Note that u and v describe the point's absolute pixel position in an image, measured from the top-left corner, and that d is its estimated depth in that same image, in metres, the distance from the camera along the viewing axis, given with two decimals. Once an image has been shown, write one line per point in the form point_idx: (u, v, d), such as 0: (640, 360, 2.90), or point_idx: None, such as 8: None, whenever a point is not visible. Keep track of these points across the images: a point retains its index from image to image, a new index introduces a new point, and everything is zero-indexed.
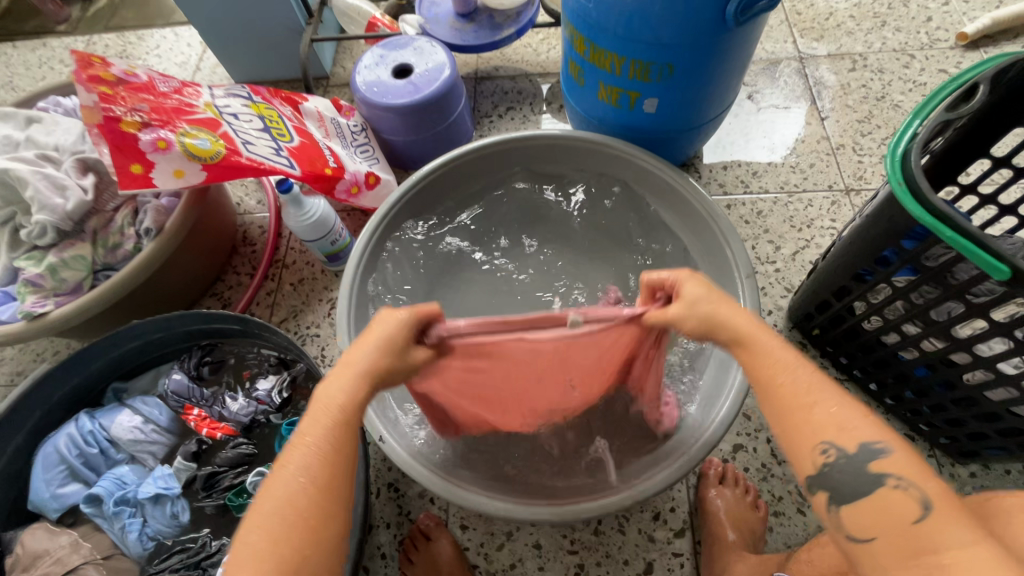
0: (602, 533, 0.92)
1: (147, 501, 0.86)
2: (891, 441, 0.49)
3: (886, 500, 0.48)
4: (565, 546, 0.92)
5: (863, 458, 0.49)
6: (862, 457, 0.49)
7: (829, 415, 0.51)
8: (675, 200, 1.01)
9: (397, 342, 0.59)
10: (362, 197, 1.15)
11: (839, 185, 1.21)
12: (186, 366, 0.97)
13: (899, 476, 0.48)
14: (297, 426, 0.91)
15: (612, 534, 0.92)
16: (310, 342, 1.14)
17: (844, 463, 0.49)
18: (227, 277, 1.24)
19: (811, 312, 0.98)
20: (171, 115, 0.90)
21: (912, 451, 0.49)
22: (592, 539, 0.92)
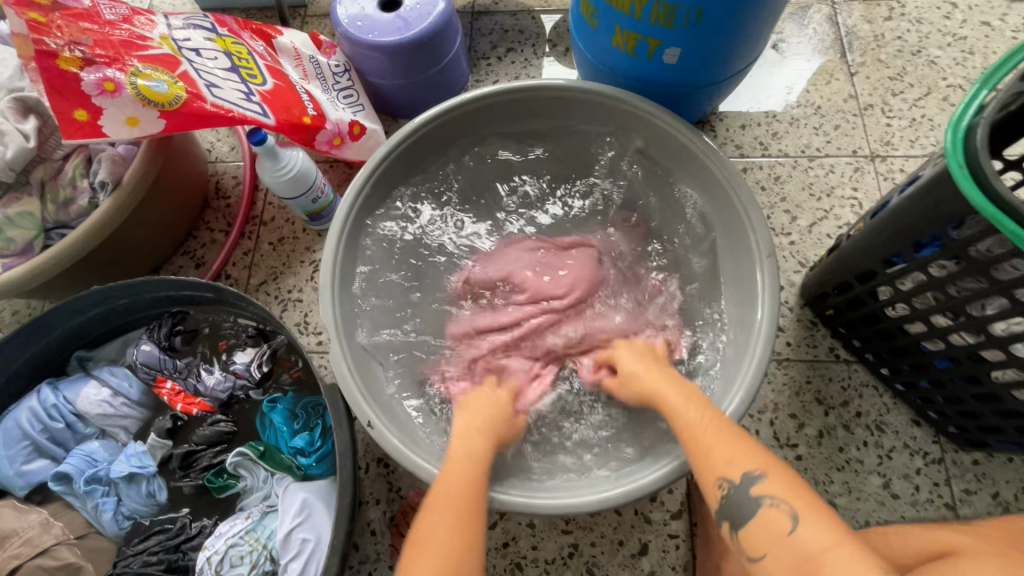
0: (598, 514, 0.90)
1: (121, 480, 0.82)
2: (768, 469, 0.59)
3: (765, 519, 0.56)
4: (559, 526, 0.90)
5: (745, 485, 0.59)
6: (744, 485, 0.59)
7: (724, 453, 0.63)
8: (690, 165, 0.92)
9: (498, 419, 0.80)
10: (346, 148, 1.03)
11: (865, 150, 1.12)
12: (156, 336, 0.89)
13: (776, 497, 0.56)
14: (280, 404, 0.85)
15: (608, 514, 0.90)
16: (292, 308, 1.07)
17: (735, 495, 0.59)
18: (199, 233, 1.14)
19: (827, 292, 0.92)
20: (119, 49, 0.77)
21: (786, 479, 0.58)
22: (587, 519, 0.90)
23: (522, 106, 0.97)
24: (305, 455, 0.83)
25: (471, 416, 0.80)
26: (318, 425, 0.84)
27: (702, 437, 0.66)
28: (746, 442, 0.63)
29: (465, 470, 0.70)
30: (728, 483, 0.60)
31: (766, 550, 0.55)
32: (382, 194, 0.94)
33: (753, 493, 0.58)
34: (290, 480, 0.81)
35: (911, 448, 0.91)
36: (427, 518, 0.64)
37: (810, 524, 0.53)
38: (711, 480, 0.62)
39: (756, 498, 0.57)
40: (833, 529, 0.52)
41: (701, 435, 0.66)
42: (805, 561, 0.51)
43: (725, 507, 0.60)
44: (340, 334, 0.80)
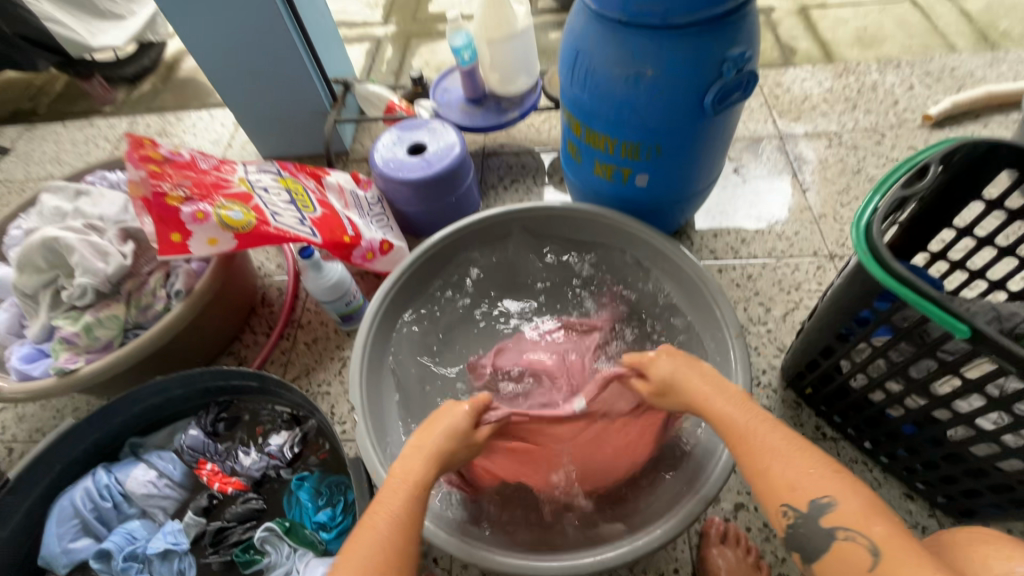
0: None
1: (155, 557, 0.88)
2: (839, 496, 0.59)
3: (843, 552, 0.57)
4: None
5: (814, 515, 0.59)
6: (813, 515, 0.59)
7: (803, 475, 0.62)
8: (665, 266, 1.08)
9: (458, 429, 0.79)
10: (376, 261, 1.23)
11: (824, 251, 1.28)
12: (203, 421, 1.01)
13: (847, 529, 0.57)
14: (307, 481, 0.94)
15: None
16: (320, 400, 1.18)
17: (805, 523, 0.60)
18: (244, 336, 1.30)
19: (802, 371, 1.02)
20: (210, 189, 1.00)
21: (854, 502, 0.58)
22: None
23: (535, 223, 1.17)
24: (327, 530, 0.89)
25: (427, 431, 0.78)
26: (340, 501, 0.91)
27: (755, 443, 0.66)
28: (813, 454, 0.64)
29: (400, 495, 0.69)
30: (792, 511, 0.61)
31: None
32: (410, 295, 1.13)
33: (822, 524, 0.59)
34: (312, 556, 0.87)
35: (909, 522, 0.94)
36: (346, 561, 0.61)
37: (910, 560, 0.53)
38: (773, 506, 0.63)
39: (829, 530, 0.58)
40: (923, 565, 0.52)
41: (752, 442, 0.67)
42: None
43: (793, 535, 0.61)
44: (365, 413, 0.91)
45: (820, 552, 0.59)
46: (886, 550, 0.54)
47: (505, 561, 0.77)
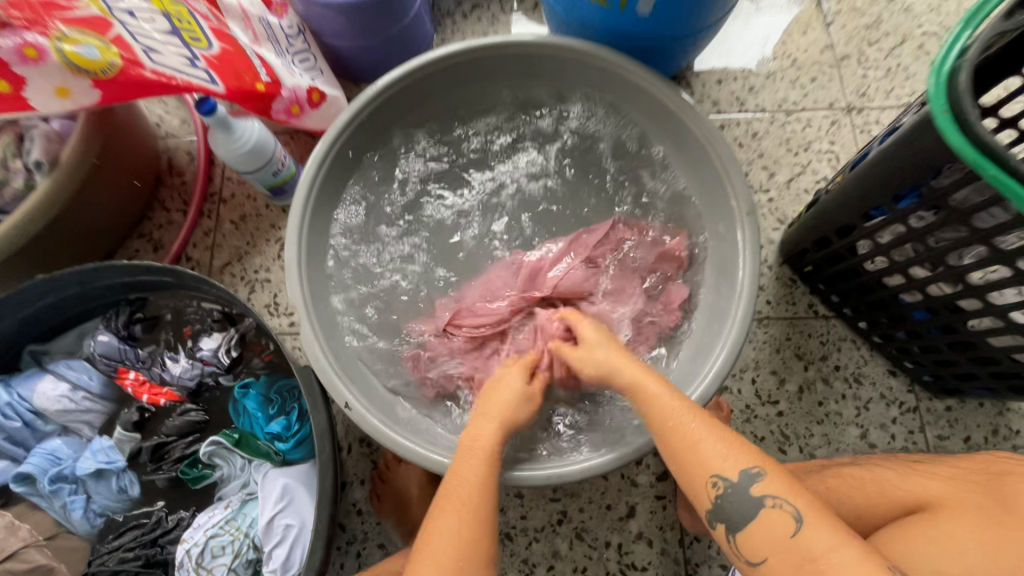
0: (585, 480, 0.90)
1: (89, 476, 0.79)
2: (767, 467, 0.58)
3: (766, 520, 0.56)
4: (547, 495, 0.90)
5: (745, 485, 0.57)
6: (744, 485, 0.57)
7: (713, 452, 0.60)
8: (665, 123, 0.88)
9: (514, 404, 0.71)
10: (304, 116, 0.98)
11: (841, 102, 1.09)
12: (114, 325, 0.84)
13: (775, 496, 0.56)
14: (252, 389, 0.82)
15: (595, 480, 0.90)
16: (260, 289, 1.02)
17: (733, 494, 0.58)
18: (154, 214, 1.08)
19: (806, 249, 0.92)
20: (37, 6, 0.65)
21: (780, 470, 0.58)
22: (574, 486, 0.90)
23: (514, 64, 0.91)
24: (283, 440, 0.80)
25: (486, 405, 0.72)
26: (294, 409, 0.81)
27: (687, 430, 0.62)
28: (732, 436, 0.61)
29: (483, 428, 0.69)
30: (723, 482, 0.58)
31: (770, 553, 0.55)
32: (357, 150, 0.89)
33: (753, 493, 0.57)
34: (269, 467, 0.79)
35: (888, 398, 0.93)
36: (464, 468, 0.66)
37: (814, 526, 0.53)
38: (702, 477, 0.59)
39: (758, 498, 0.57)
40: (833, 529, 0.53)
41: (685, 424, 0.62)
42: (808, 561, 0.52)
43: (720, 506, 0.58)
44: (309, 314, 0.76)
45: (748, 519, 0.57)
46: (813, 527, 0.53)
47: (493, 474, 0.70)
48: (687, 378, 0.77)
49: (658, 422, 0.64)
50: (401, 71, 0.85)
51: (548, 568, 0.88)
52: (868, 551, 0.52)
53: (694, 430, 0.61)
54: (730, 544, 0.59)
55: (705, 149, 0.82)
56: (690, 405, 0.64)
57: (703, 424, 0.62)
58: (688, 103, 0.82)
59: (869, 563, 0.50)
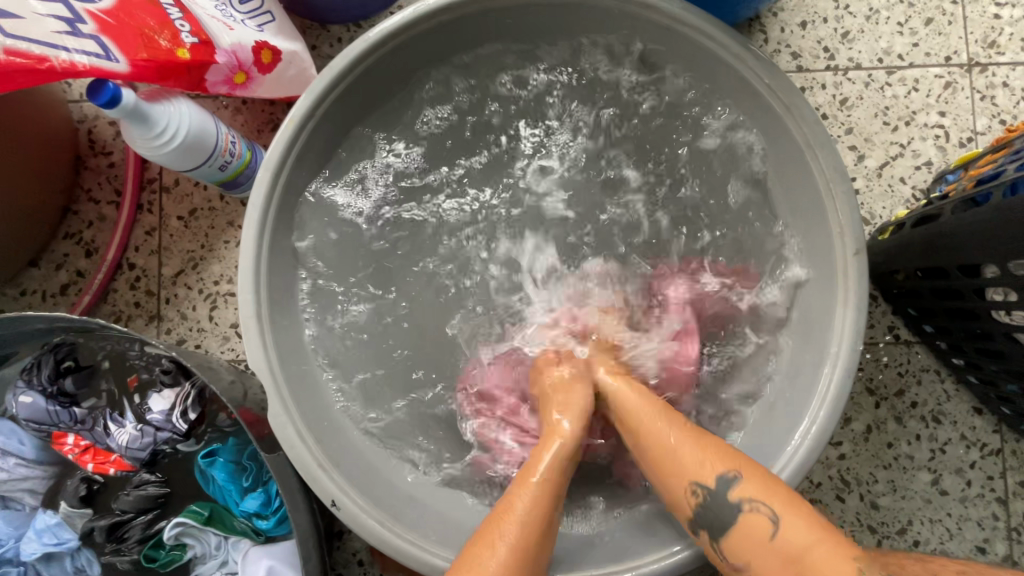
0: None
1: (37, 559, 0.67)
2: (742, 471, 0.51)
3: (744, 526, 0.48)
4: None
5: (721, 490, 0.50)
6: (720, 490, 0.50)
7: (691, 456, 0.53)
8: (748, 109, 0.64)
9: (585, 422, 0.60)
10: (255, 85, 0.72)
11: (961, 57, 0.84)
12: (37, 381, 0.67)
13: (752, 498, 0.49)
14: (220, 457, 0.67)
15: None
16: (223, 305, 0.84)
17: (712, 502, 0.51)
18: (81, 207, 0.87)
19: (904, 271, 0.73)
20: None
21: (760, 475, 0.50)
22: None
23: (533, 21, 0.67)
24: (262, 517, 0.67)
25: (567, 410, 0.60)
26: (272, 481, 0.67)
27: (657, 425, 0.56)
28: (706, 435, 0.55)
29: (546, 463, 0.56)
30: (702, 491, 0.51)
31: (750, 556, 0.48)
32: (327, 143, 0.66)
33: (730, 498, 0.50)
34: (248, 544, 0.67)
35: (968, 439, 0.80)
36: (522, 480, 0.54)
37: (797, 521, 0.47)
38: (680, 484, 0.53)
39: (735, 501, 0.49)
40: (817, 528, 0.46)
41: (655, 425, 0.56)
42: (790, 562, 0.45)
43: (700, 516, 0.51)
44: (279, 384, 0.59)
45: (727, 523, 0.49)
46: (795, 535, 0.46)
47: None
48: (758, 451, 0.62)
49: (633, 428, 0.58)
50: (381, 31, 0.61)
51: None
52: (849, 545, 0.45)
53: (664, 429, 0.56)
54: (716, 552, 0.51)
55: (799, 147, 0.61)
56: (659, 404, 0.58)
57: (681, 427, 0.56)
58: (782, 84, 0.60)
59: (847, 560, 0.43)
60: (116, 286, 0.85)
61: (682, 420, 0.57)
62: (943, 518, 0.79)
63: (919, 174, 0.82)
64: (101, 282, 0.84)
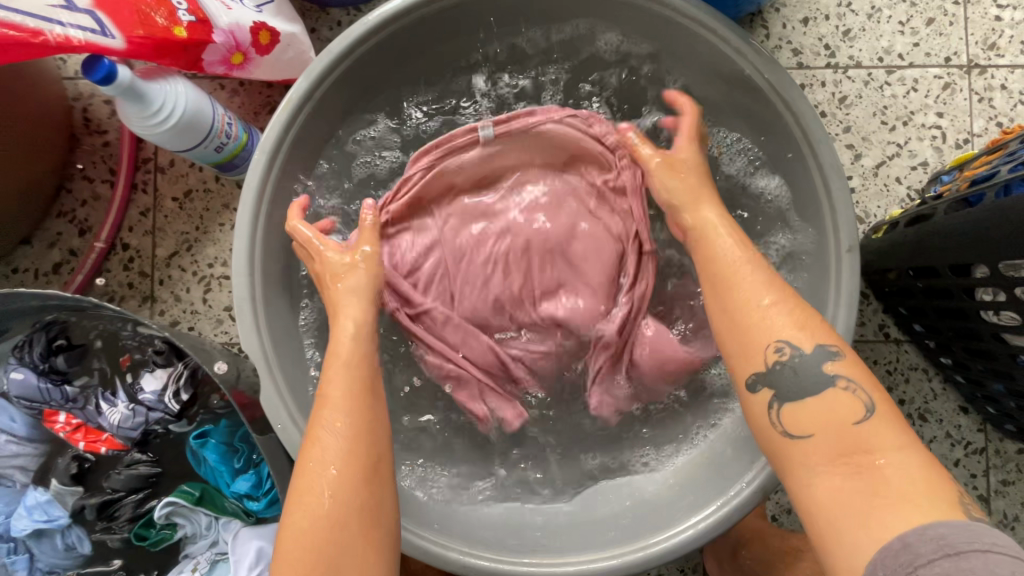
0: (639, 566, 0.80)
1: (27, 536, 0.67)
2: (844, 347, 0.48)
3: (838, 400, 0.46)
4: None
5: (817, 360, 0.48)
6: (815, 359, 0.48)
7: (786, 316, 0.49)
8: (747, 104, 0.64)
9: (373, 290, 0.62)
10: (252, 66, 0.72)
11: (961, 58, 0.84)
12: (29, 359, 0.67)
13: (851, 380, 0.47)
14: (212, 438, 0.68)
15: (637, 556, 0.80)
16: (218, 288, 0.84)
17: (799, 360, 0.48)
18: (74, 185, 0.86)
19: (896, 269, 0.74)
20: None
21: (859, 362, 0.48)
22: None
23: (535, 8, 0.66)
24: (253, 498, 0.67)
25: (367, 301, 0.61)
26: (264, 463, 0.68)
27: (745, 277, 0.52)
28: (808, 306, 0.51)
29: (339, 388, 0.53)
30: (788, 347, 0.48)
31: (818, 431, 0.46)
32: (325, 126, 0.66)
33: (826, 370, 0.47)
34: (239, 525, 0.67)
35: (953, 437, 0.81)
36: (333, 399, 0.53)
37: (884, 416, 0.45)
38: (762, 341, 0.49)
39: (829, 376, 0.47)
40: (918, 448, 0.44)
41: (743, 275, 0.52)
42: (863, 452, 0.44)
43: (787, 365, 0.48)
44: (272, 368, 0.59)
45: (809, 396, 0.47)
46: (883, 415, 0.45)
47: (456, 561, 0.58)
48: (747, 445, 0.63)
49: (718, 276, 0.53)
50: (381, 14, 0.61)
51: None
52: (938, 467, 0.44)
53: (760, 291, 0.51)
54: (770, 415, 0.48)
55: (796, 143, 0.61)
56: (753, 256, 0.54)
57: (773, 293, 0.51)
58: (781, 78, 0.60)
59: (931, 469, 0.43)
60: (109, 266, 0.85)
61: (778, 281, 0.52)
62: None
63: (915, 174, 0.83)
64: (94, 261, 0.83)
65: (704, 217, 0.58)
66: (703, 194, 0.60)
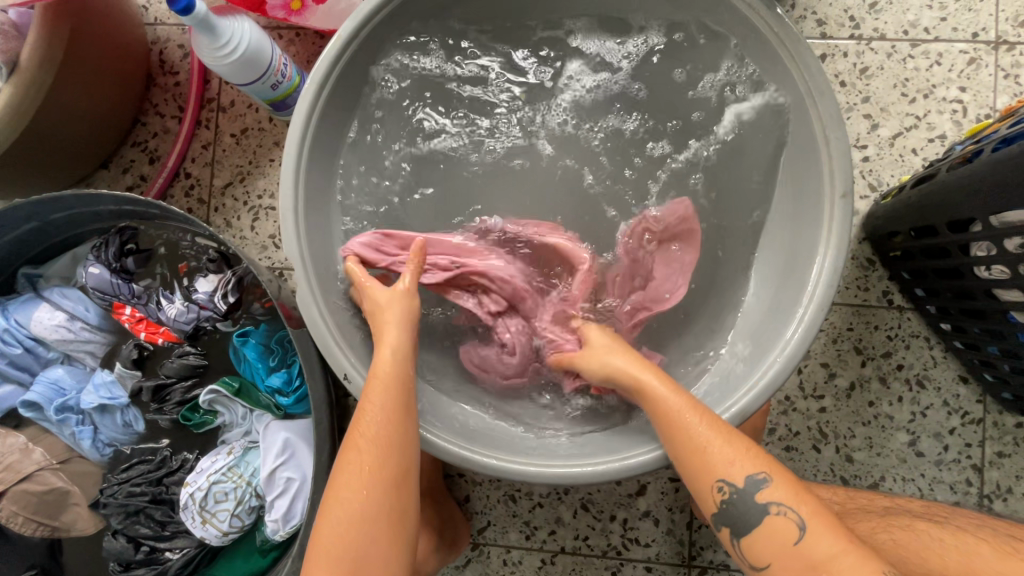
0: (627, 497, 0.86)
1: (93, 410, 0.77)
2: (772, 470, 0.51)
3: (772, 528, 0.50)
4: (580, 503, 0.86)
5: (750, 490, 0.51)
6: (749, 490, 0.51)
7: (715, 453, 0.53)
8: (757, 60, 0.68)
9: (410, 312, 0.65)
10: (309, 14, 0.83)
11: (989, 34, 0.84)
12: (104, 257, 0.77)
13: (782, 503, 0.50)
14: (252, 338, 0.76)
15: (630, 489, 0.85)
16: (264, 217, 0.93)
17: (738, 498, 0.51)
18: (148, 119, 0.97)
19: (899, 232, 0.76)
20: None
21: (789, 476, 0.51)
22: (613, 502, 0.86)
23: None
24: (284, 395, 0.76)
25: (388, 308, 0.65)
26: (296, 363, 0.76)
27: (687, 427, 0.55)
28: (731, 431, 0.55)
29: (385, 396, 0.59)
30: (728, 487, 0.52)
31: (773, 559, 0.49)
32: (370, 63, 0.73)
33: (758, 500, 0.50)
34: (269, 417, 0.76)
35: (951, 406, 0.82)
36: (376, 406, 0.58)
37: (820, 533, 0.47)
38: (705, 481, 0.53)
39: (763, 505, 0.50)
40: (843, 537, 0.47)
41: (686, 422, 0.55)
42: (809, 570, 0.47)
43: (725, 511, 0.52)
44: (308, 271, 0.66)
45: (751, 527, 0.51)
46: (820, 535, 0.47)
47: (455, 453, 0.63)
48: (737, 375, 0.67)
49: (666, 430, 0.56)
50: None
51: (549, 532, 0.86)
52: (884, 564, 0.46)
53: (700, 432, 0.54)
54: (735, 549, 0.52)
55: (802, 94, 0.64)
56: (690, 402, 0.57)
57: (709, 433, 0.54)
58: (791, 32, 0.63)
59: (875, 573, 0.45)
60: (173, 192, 0.95)
61: (705, 422, 0.55)
62: (916, 478, 0.82)
63: (932, 146, 0.84)
64: (161, 186, 0.94)
65: (632, 373, 0.62)
66: (628, 364, 0.63)
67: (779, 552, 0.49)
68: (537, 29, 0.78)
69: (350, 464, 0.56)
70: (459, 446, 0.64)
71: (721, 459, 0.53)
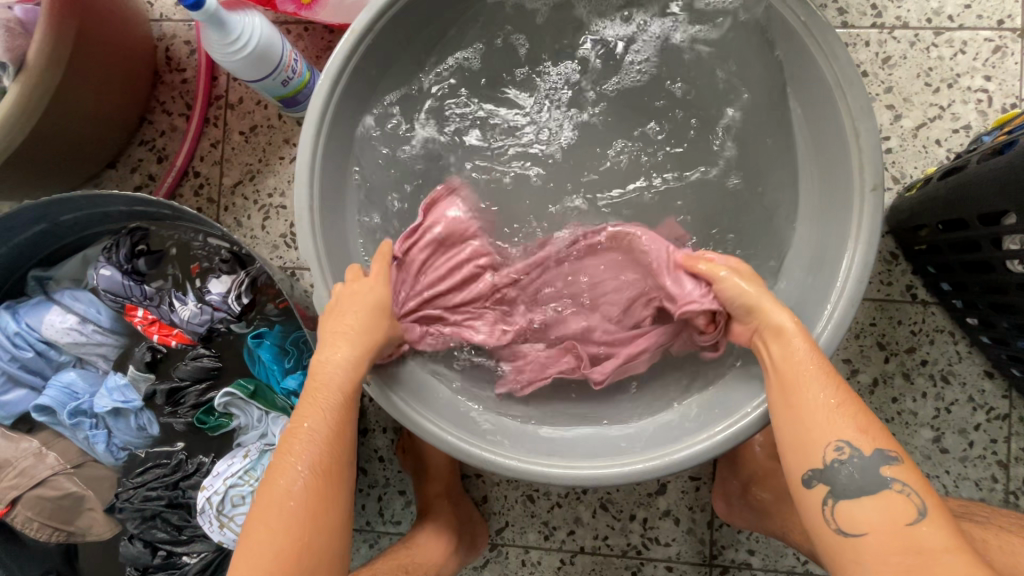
0: (646, 496, 0.84)
1: (107, 413, 0.76)
2: (902, 453, 0.49)
3: (888, 503, 0.48)
4: (599, 502, 0.85)
5: (874, 461, 0.49)
6: (872, 461, 0.49)
7: (838, 416, 0.50)
8: (782, 50, 0.67)
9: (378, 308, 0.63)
10: (319, 8, 0.81)
11: (1015, 20, 0.82)
12: (116, 258, 0.76)
13: (907, 484, 0.48)
14: (266, 339, 0.75)
15: (649, 487, 0.84)
16: (275, 216, 0.92)
17: (856, 464, 0.49)
18: (155, 117, 0.95)
19: (925, 225, 0.75)
20: None
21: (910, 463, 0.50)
22: (631, 501, 0.85)
23: None
24: (300, 397, 0.75)
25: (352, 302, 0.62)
26: (312, 364, 0.75)
27: (811, 382, 0.52)
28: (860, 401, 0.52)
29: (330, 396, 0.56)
30: (850, 450, 0.49)
31: (873, 531, 0.47)
32: (384, 58, 0.71)
33: (882, 473, 0.48)
34: (286, 420, 0.75)
35: (976, 401, 0.81)
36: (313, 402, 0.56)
37: (938, 523, 0.46)
38: (825, 436, 0.50)
39: (885, 478, 0.48)
40: (953, 533, 0.46)
41: (811, 377, 0.53)
42: (916, 553, 0.45)
43: (838, 472, 0.49)
44: (324, 271, 0.65)
45: (864, 494, 0.48)
46: (934, 523, 0.46)
47: (477, 455, 0.62)
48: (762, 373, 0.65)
49: (783, 373, 0.54)
50: None
51: (568, 532, 0.85)
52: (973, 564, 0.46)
53: (827, 389, 0.52)
54: (824, 514, 0.49)
55: (829, 85, 0.63)
56: (823, 359, 0.54)
57: (839, 395, 0.52)
58: (819, 20, 0.62)
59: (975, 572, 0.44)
60: (182, 191, 0.94)
61: (837, 381, 0.53)
62: (941, 475, 0.81)
63: (956, 137, 0.82)
64: (170, 185, 0.92)
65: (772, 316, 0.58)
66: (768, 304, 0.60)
67: (887, 528, 0.47)
68: (553, 21, 0.76)
69: (282, 468, 0.53)
70: (479, 448, 0.63)
71: (841, 420, 0.50)
